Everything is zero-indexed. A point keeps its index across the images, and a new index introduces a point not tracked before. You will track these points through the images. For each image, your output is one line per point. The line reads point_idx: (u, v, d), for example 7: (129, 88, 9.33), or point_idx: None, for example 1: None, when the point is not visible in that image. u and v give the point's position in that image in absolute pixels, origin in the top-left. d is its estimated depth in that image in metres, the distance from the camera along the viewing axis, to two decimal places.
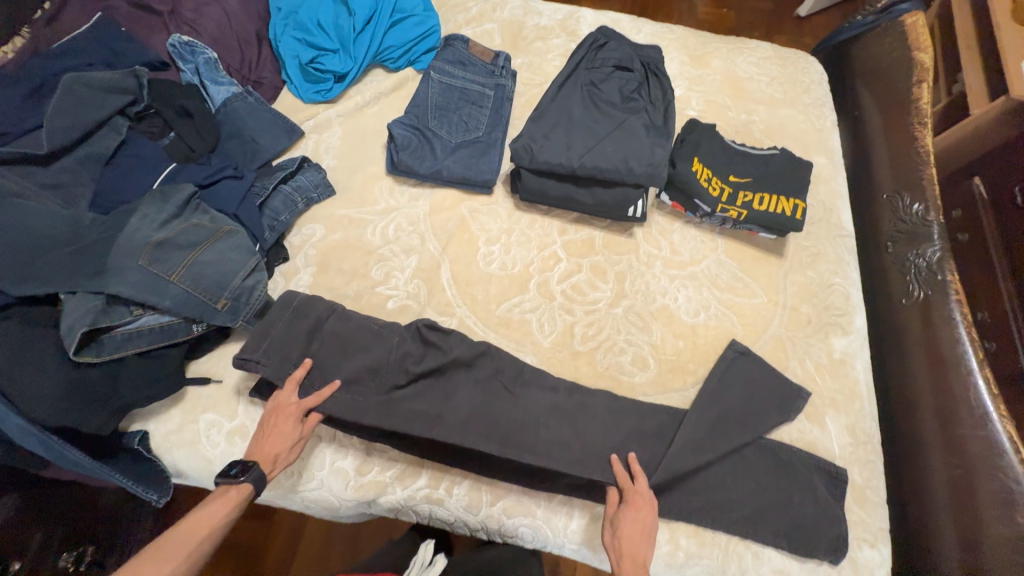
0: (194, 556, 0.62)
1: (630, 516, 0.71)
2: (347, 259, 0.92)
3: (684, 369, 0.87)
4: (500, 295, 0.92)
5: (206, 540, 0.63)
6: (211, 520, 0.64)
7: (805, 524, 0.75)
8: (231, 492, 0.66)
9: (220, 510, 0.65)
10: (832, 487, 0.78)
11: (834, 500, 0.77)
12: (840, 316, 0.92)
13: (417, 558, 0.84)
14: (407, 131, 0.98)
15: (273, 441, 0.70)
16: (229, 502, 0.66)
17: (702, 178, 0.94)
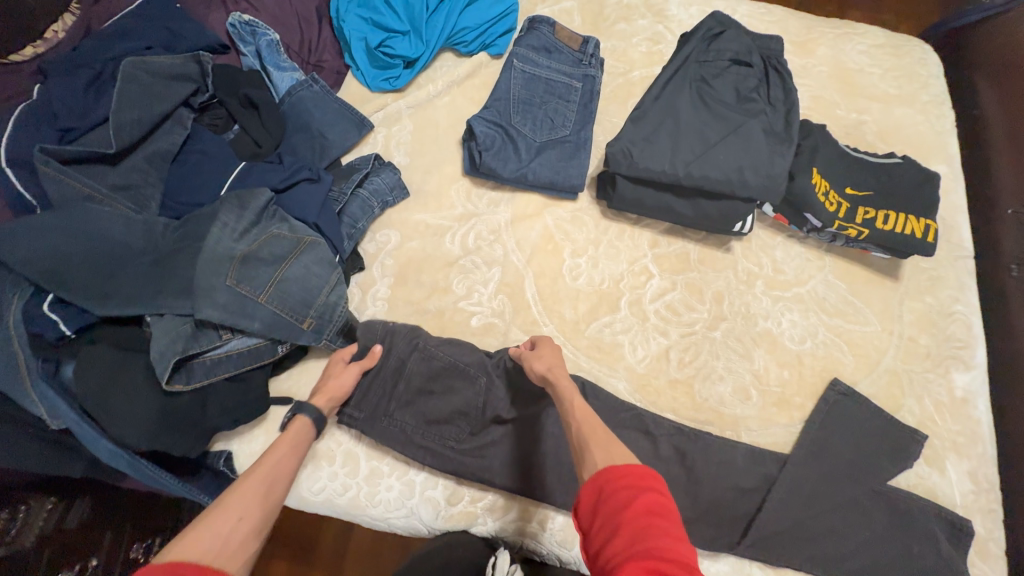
0: (276, 475, 0.58)
1: (549, 349, 0.72)
2: (426, 270, 0.86)
3: (791, 402, 0.80)
4: (589, 314, 0.85)
5: (283, 459, 0.60)
6: (283, 445, 0.61)
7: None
8: (292, 426, 0.64)
9: (289, 435, 0.63)
10: (954, 538, 0.73)
11: (957, 553, 0.72)
12: (961, 348, 0.85)
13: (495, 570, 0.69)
14: (489, 128, 0.89)
15: (325, 389, 0.70)
16: (294, 429, 0.64)
17: (819, 191, 0.84)
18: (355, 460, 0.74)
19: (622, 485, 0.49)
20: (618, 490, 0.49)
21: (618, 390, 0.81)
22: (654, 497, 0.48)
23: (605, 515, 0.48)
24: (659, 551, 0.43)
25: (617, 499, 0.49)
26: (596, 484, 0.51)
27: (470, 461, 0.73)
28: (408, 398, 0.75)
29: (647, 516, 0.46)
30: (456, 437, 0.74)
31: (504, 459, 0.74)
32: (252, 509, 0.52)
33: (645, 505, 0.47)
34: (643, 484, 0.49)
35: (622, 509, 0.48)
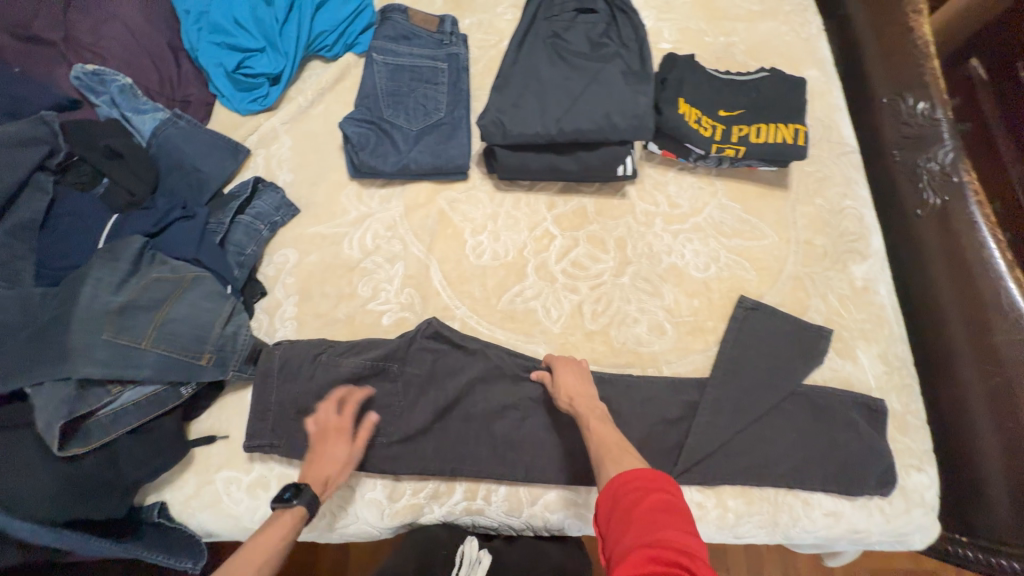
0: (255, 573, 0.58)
1: (570, 375, 0.73)
2: (329, 280, 0.85)
3: (704, 328, 0.83)
4: (498, 287, 0.86)
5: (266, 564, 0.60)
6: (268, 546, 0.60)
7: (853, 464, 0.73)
8: (286, 514, 0.63)
9: (280, 527, 0.62)
10: (873, 420, 0.76)
11: (877, 433, 0.75)
12: (856, 241, 0.88)
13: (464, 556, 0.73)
14: (362, 127, 0.88)
15: (321, 466, 0.68)
16: (286, 526, 0.62)
17: (691, 119, 0.86)
18: (290, 481, 0.74)
19: (635, 488, 0.55)
20: (630, 490, 0.55)
21: (539, 354, 0.82)
22: (663, 496, 0.53)
23: (618, 514, 0.54)
24: (660, 540, 0.48)
25: (630, 499, 0.54)
26: (611, 489, 0.57)
27: (404, 454, 0.75)
28: None
29: (655, 511, 0.51)
30: (385, 434, 0.75)
31: (436, 447, 0.75)
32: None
33: (654, 503, 0.52)
34: (654, 484, 0.55)
35: (633, 506, 0.53)
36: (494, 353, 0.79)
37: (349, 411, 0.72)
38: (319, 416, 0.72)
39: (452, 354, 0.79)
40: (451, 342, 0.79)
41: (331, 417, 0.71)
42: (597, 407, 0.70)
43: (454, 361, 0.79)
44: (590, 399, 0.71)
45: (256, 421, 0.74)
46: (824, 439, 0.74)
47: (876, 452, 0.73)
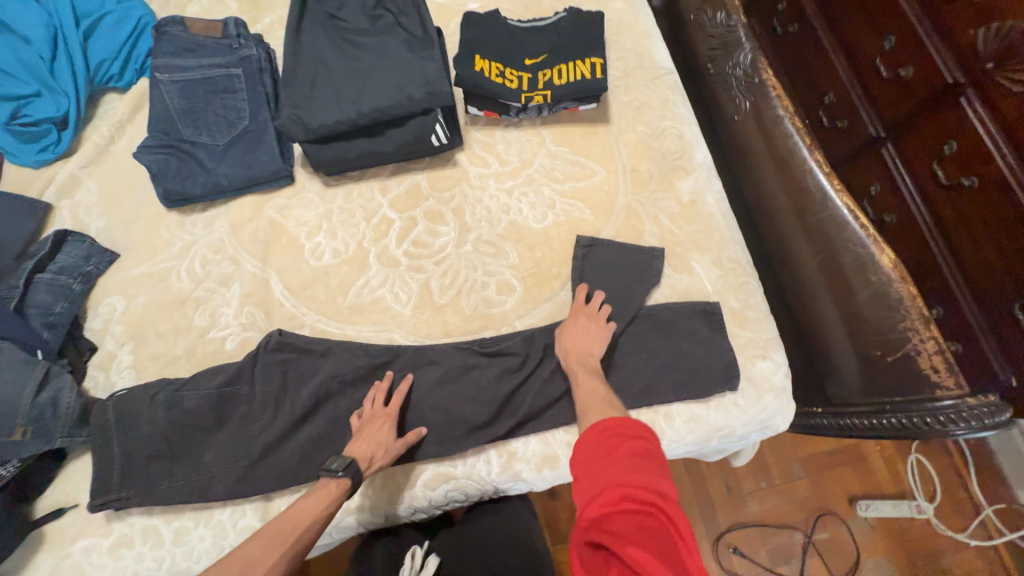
0: (296, 541, 0.62)
1: (576, 328, 0.76)
2: (163, 319, 0.81)
3: (549, 275, 0.84)
4: (343, 284, 0.85)
5: (303, 532, 0.63)
6: (313, 508, 0.65)
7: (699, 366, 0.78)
8: (332, 484, 0.67)
9: (321, 498, 0.66)
10: (713, 323, 0.80)
11: (718, 334, 0.80)
12: (679, 158, 0.90)
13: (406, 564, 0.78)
14: (160, 153, 0.83)
15: (363, 445, 0.71)
16: (329, 496, 0.66)
17: (492, 74, 0.85)
18: (155, 531, 0.70)
19: (616, 436, 0.61)
20: (607, 440, 0.60)
21: (395, 340, 0.81)
22: (637, 447, 0.59)
23: (598, 458, 0.59)
24: (641, 481, 0.54)
25: (606, 447, 0.60)
26: (589, 439, 0.62)
27: (268, 473, 0.72)
28: (177, 450, 0.71)
29: (637, 456, 0.57)
30: (244, 458, 0.72)
31: (302, 458, 0.73)
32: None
33: (633, 451, 0.58)
34: (630, 436, 0.60)
35: (608, 452, 0.59)
36: (344, 350, 0.78)
37: (393, 402, 0.75)
38: (363, 405, 0.75)
39: (303, 360, 0.77)
40: (299, 349, 0.77)
41: (376, 406, 0.74)
42: (592, 365, 0.74)
43: (306, 367, 0.77)
44: (586, 355, 0.74)
45: (100, 479, 0.69)
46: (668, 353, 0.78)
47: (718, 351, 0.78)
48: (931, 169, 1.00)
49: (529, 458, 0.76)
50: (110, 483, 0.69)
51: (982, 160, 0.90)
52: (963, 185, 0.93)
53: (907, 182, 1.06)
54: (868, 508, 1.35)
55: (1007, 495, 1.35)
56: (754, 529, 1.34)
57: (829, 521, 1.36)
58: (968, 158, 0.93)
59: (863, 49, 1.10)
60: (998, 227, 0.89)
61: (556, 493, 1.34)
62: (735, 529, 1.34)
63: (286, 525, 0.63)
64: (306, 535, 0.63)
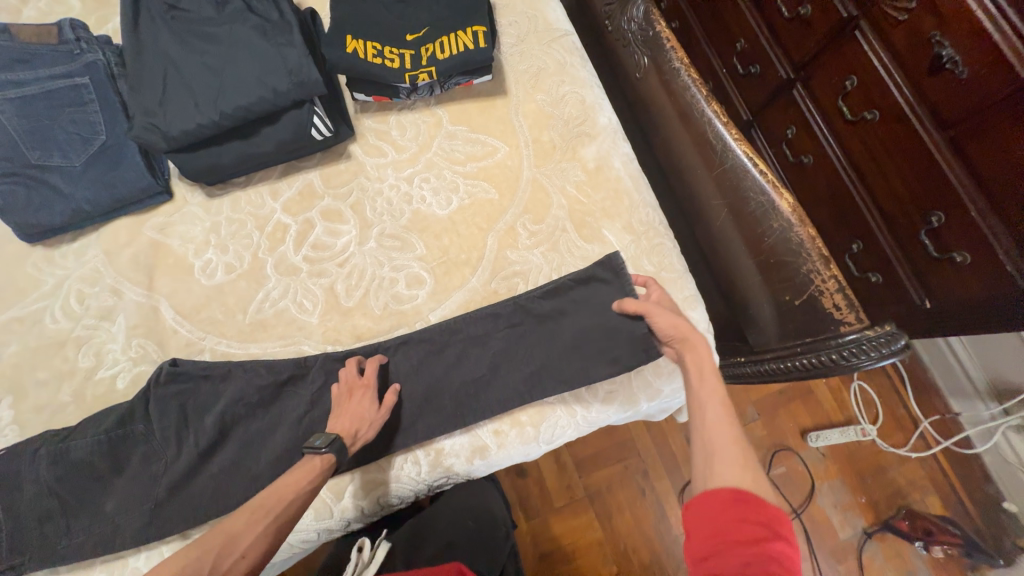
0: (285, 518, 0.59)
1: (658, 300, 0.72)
2: (42, 365, 0.74)
3: (459, 262, 0.81)
4: (241, 301, 0.79)
5: (289, 504, 0.60)
6: (294, 484, 0.61)
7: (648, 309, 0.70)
8: (316, 459, 0.63)
9: (305, 472, 0.62)
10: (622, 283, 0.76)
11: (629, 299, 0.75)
12: (582, 123, 0.87)
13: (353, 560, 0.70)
14: (4, 183, 0.75)
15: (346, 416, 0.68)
16: (314, 471, 0.62)
17: (369, 54, 0.79)
18: None
19: (746, 523, 0.50)
20: (744, 524, 0.50)
21: (304, 352, 0.77)
22: (781, 549, 0.49)
23: (715, 535, 0.50)
24: None
25: (736, 524, 0.50)
26: (719, 506, 0.52)
27: (179, 511, 0.68)
28: (75, 504, 0.67)
29: (771, 566, 0.47)
30: (150, 500, 0.68)
31: (214, 489, 0.69)
32: (255, 549, 0.56)
33: (769, 554, 0.48)
34: (772, 528, 0.49)
35: (736, 539, 0.49)
36: (246, 371, 0.74)
37: (369, 370, 0.72)
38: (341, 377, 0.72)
39: (204, 388, 0.73)
40: (196, 377, 0.72)
41: (353, 376, 0.71)
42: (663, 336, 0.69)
43: (207, 394, 0.72)
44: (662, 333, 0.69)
45: None
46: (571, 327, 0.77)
47: (695, 343, 0.66)
48: (836, 106, 1.00)
49: (458, 451, 0.75)
50: (1, 551, 0.64)
51: (881, 91, 0.90)
52: (866, 119, 0.94)
53: (818, 122, 1.05)
54: (818, 440, 1.40)
55: (941, 406, 1.41)
56: None
57: (785, 455, 1.40)
58: (868, 92, 0.93)
59: None
60: (900, 157, 0.90)
61: (522, 473, 1.34)
62: None
63: (270, 498, 0.59)
64: (293, 506, 0.60)
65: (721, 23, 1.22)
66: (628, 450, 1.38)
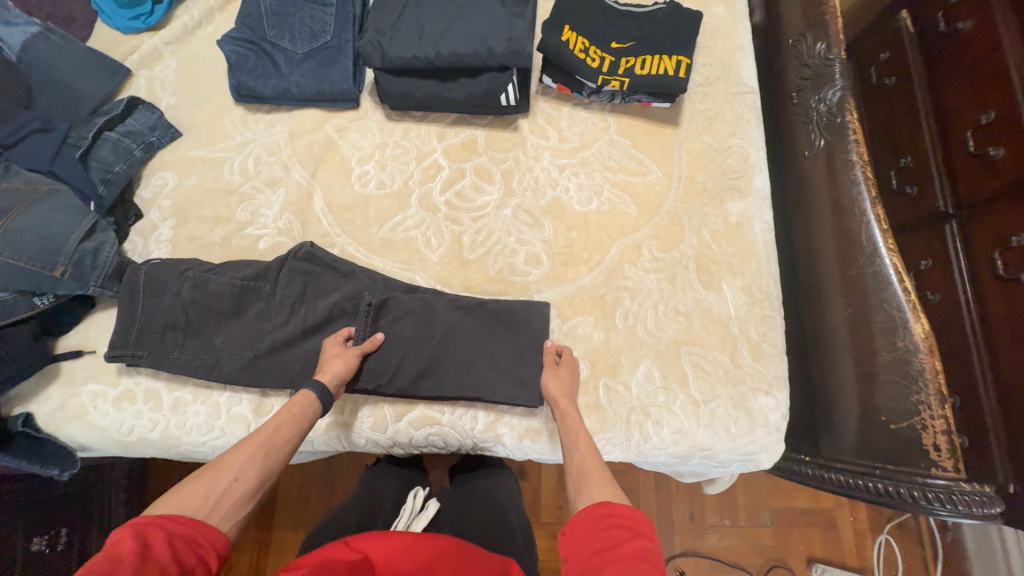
0: (276, 444, 0.64)
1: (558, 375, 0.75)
2: (207, 204, 0.84)
3: (579, 258, 0.84)
4: (380, 216, 0.86)
5: (286, 433, 0.65)
6: (283, 415, 0.66)
7: (564, 377, 0.75)
8: (296, 395, 0.69)
9: (295, 404, 0.68)
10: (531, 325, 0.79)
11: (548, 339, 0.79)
12: (738, 179, 0.89)
13: (408, 506, 0.86)
14: (242, 47, 0.86)
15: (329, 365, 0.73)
16: (306, 402, 0.68)
17: (577, 48, 0.85)
18: (156, 395, 0.76)
19: (609, 528, 0.56)
20: (609, 529, 0.56)
21: (415, 282, 0.83)
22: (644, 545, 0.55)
23: (593, 547, 0.55)
24: None
25: (602, 532, 0.56)
26: (589, 519, 0.58)
27: (270, 370, 0.76)
28: (193, 327, 0.76)
29: (637, 560, 0.52)
30: (250, 350, 0.76)
31: (303, 365, 0.76)
32: (248, 477, 0.60)
33: (637, 551, 0.53)
34: (633, 528, 0.56)
35: (605, 546, 0.55)
36: (365, 277, 0.81)
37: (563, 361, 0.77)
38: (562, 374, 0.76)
39: (326, 277, 0.80)
40: (325, 265, 0.80)
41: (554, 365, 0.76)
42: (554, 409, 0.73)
43: (327, 282, 0.80)
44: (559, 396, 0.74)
45: (120, 334, 0.74)
46: (440, 330, 0.79)
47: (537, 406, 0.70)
48: (990, 260, 0.75)
49: (514, 425, 0.79)
50: (127, 339, 0.73)
51: None
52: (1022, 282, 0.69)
53: (961, 271, 0.79)
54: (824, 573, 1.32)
55: None
56: (705, 560, 1.35)
57: None
58: None
59: (954, 116, 0.84)
60: None
61: (524, 475, 1.36)
62: (685, 556, 1.34)
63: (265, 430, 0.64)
64: (288, 439, 0.65)
65: (887, 124, 0.97)
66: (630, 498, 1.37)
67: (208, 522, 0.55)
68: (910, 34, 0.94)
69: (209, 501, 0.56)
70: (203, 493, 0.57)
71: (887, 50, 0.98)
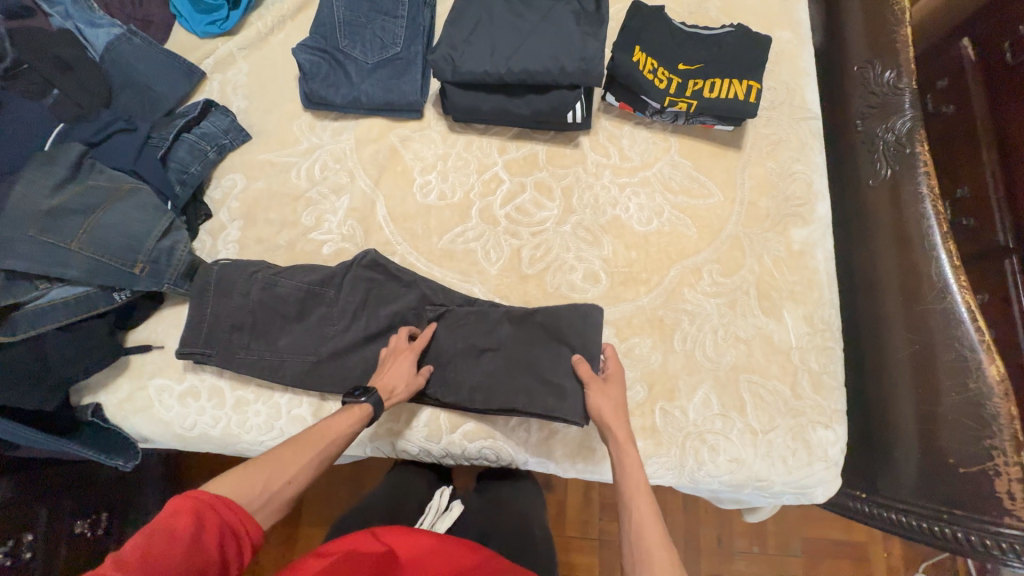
0: (325, 455, 0.65)
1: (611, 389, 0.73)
2: (274, 207, 0.86)
3: (637, 279, 0.84)
4: (441, 227, 0.87)
5: (335, 445, 0.66)
6: (337, 429, 0.66)
7: (614, 393, 0.73)
8: (355, 406, 0.68)
9: (349, 417, 0.67)
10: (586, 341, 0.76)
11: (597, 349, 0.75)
12: (801, 206, 0.88)
13: (433, 505, 0.87)
14: (315, 55, 0.88)
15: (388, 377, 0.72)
16: (360, 416, 0.68)
17: (645, 69, 0.85)
18: (220, 393, 0.77)
19: None
20: None
21: (474, 294, 0.84)
22: None
23: None
24: None
25: None
26: None
27: (332, 375, 0.76)
28: (259, 328, 0.77)
29: None
30: (314, 354, 0.77)
31: (364, 371, 0.77)
32: (296, 482, 0.62)
33: None
34: None
35: None
36: (426, 287, 0.81)
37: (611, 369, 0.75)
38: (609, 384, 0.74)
39: (388, 285, 0.81)
40: (387, 273, 0.81)
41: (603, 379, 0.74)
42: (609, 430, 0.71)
43: (390, 291, 0.81)
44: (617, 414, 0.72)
45: (192, 331, 0.75)
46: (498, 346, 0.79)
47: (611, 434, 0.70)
48: None
49: (567, 442, 0.78)
50: (199, 336, 0.75)
51: None
52: None
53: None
54: None
55: None
56: None
57: None
58: None
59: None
60: None
61: (550, 487, 1.35)
62: None
63: (318, 436, 0.65)
64: (335, 450, 0.66)
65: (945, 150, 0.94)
66: None
67: (254, 519, 0.58)
68: (972, 61, 0.93)
69: (261, 496, 0.60)
70: (259, 486, 0.60)
71: (948, 76, 0.97)
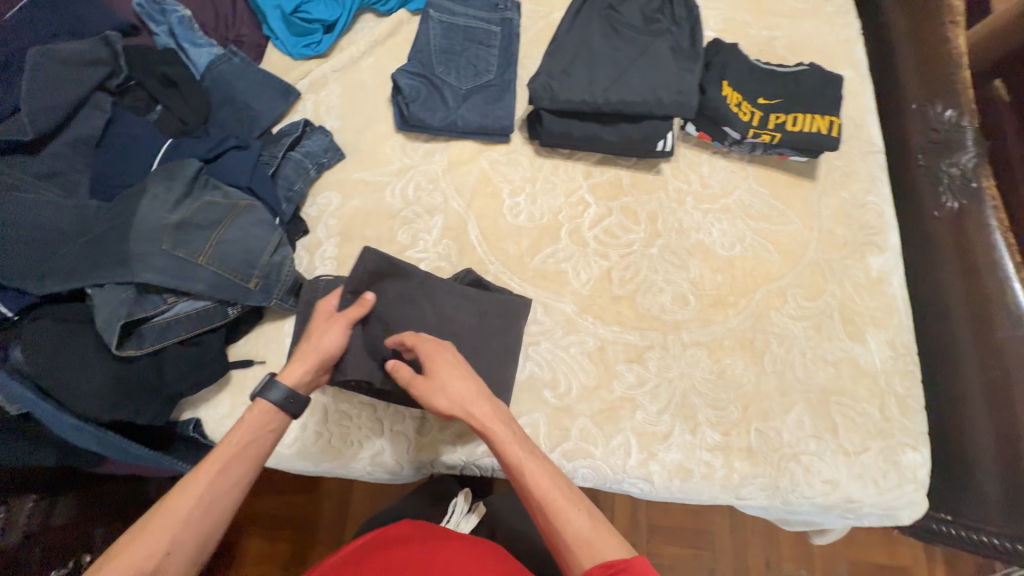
0: (216, 487, 0.57)
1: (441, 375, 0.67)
2: (370, 225, 0.88)
3: (725, 302, 0.87)
4: (532, 248, 0.90)
5: (228, 468, 0.58)
6: (225, 449, 0.59)
7: (445, 374, 0.67)
8: (246, 415, 0.63)
9: (240, 431, 0.61)
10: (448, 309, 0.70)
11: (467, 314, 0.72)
12: (875, 234, 0.92)
13: (456, 505, 0.82)
14: (414, 80, 0.91)
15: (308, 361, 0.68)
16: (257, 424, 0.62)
17: (732, 103, 0.89)
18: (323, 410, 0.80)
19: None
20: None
21: (567, 313, 0.86)
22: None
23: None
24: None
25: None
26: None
27: None
28: None
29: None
30: None
31: None
32: (188, 532, 0.54)
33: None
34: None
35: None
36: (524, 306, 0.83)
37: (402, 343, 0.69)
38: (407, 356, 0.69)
39: None
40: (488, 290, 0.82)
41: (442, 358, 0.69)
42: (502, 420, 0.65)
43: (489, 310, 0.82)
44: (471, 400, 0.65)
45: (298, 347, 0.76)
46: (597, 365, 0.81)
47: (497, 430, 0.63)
48: None
49: (666, 463, 0.78)
50: None
51: None
52: None
53: None
54: None
55: None
56: None
57: None
58: None
59: None
60: None
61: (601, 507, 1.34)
62: None
63: (204, 465, 0.58)
64: (232, 476, 0.58)
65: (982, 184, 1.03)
66: (707, 540, 1.35)
67: None
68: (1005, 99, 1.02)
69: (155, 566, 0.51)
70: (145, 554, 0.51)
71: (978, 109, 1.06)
